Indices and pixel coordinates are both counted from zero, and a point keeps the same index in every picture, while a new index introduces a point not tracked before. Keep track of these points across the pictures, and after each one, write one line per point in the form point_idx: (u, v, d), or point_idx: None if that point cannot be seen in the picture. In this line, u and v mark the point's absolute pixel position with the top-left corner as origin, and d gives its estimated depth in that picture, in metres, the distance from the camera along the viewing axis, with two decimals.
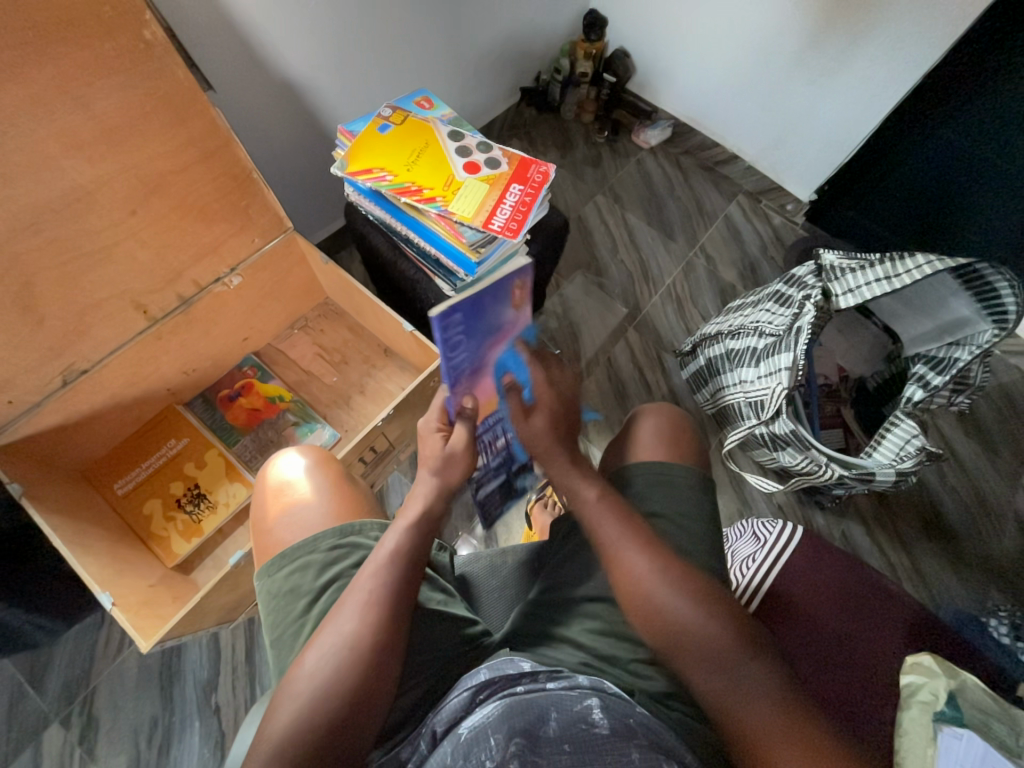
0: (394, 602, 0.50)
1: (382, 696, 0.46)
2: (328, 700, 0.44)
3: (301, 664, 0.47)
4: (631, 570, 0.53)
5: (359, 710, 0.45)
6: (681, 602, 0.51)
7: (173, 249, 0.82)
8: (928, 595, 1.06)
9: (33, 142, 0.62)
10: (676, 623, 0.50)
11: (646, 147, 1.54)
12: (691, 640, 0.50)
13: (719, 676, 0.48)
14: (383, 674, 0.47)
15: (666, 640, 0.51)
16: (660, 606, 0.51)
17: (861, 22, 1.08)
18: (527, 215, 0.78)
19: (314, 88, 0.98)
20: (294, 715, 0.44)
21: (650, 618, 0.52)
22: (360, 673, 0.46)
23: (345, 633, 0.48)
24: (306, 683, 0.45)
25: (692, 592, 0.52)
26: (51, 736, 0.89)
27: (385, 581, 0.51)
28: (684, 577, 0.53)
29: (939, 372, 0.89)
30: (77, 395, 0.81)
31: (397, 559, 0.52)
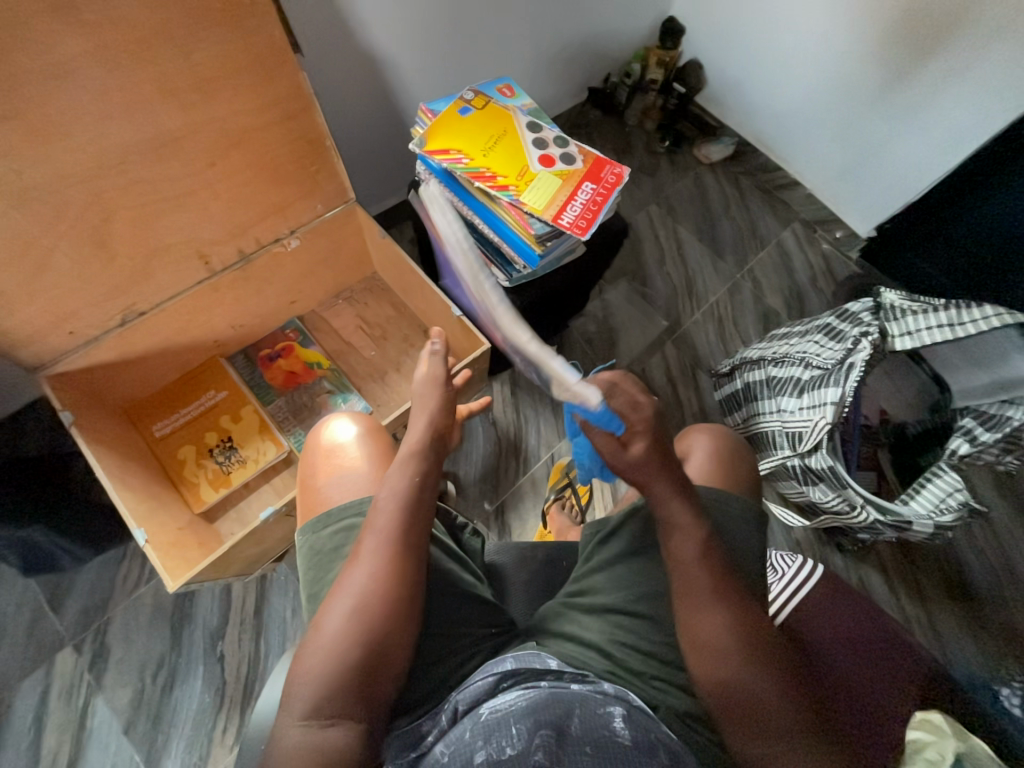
0: (397, 551, 0.50)
1: (399, 647, 0.48)
2: (344, 653, 0.46)
3: (318, 619, 0.48)
4: (707, 618, 0.52)
5: (376, 662, 0.46)
6: (746, 664, 0.50)
7: (242, 204, 0.83)
8: (940, 653, 1.04)
9: (131, 84, 0.63)
10: (741, 684, 0.50)
11: (706, 162, 1.52)
12: (752, 699, 0.49)
13: (770, 737, 0.49)
14: (393, 629, 0.47)
15: (727, 703, 0.50)
16: (724, 662, 0.50)
17: (954, 58, 1.04)
18: (596, 214, 0.77)
19: (392, 63, 0.98)
20: (316, 669, 0.45)
21: (714, 675, 0.51)
22: (374, 626, 0.47)
23: (358, 587, 0.48)
24: (324, 639, 0.46)
25: (755, 643, 0.51)
26: (63, 658, 0.92)
27: (388, 532, 0.51)
28: (756, 631, 0.52)
29: (988, 428, 0.86)
30: (132, 335, 0.84)
31: (394, 509, 0.52)
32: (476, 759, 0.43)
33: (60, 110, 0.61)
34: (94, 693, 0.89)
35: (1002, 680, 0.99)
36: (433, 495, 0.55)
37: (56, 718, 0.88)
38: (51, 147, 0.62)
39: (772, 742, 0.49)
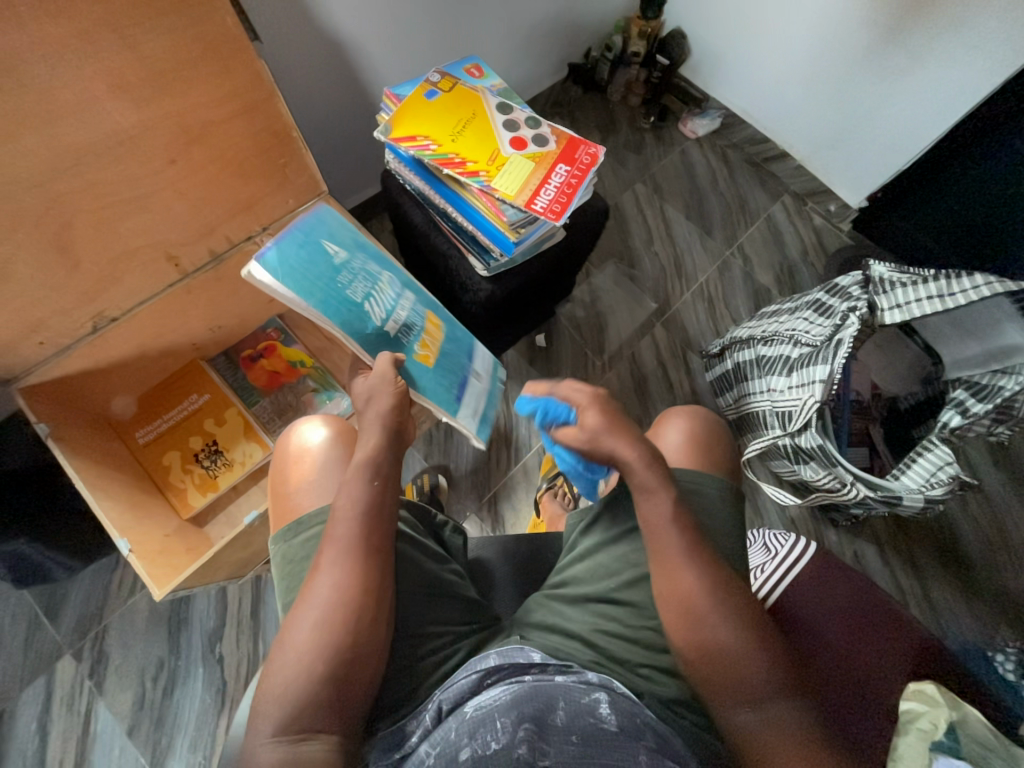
0: (358, 557, 0.50)
1: (368, 653, 0.48)
2: (312, 665, 0.46)
3: (284, 633, 0.48)
4: (682, 583, 0.53)
5: (345, 671, 0.46)
6: (723, 622, 0.51)
7: (208, 202, 0.81)
8: (935, 623, 1.04)
9: (77, 82, 0.61)
10: (718, 650, 0.51)
11: (692, 137, 1.48)
12: (731, 664, 0.50)
13: (752, 703, 0.49)
14: (360, 636, 0.48)
15: (706, 662, 0.51)
16: (698, 627, 0.52)
17: (943, 17, 1.00)
18: (571, 197, 0.75)
19: (358, 46, 0.94)
20: (283, 685, 0.45)
21: (693, 642, 0.52)
22: (340, 636, 0.47)
23: (321, 598, 0.48)
24: (291, 653, 0.46)
25: (731, 608, 0.52)
26: (63, 666, 0.92)
27: (349, 539, 0.50)
28: (730, 593, 0.53)
29: (980, 400, 0.84)
30: (106, 342, 0.82)
31: (352, 517, 0.51)
32: (461, 757, 0.42)
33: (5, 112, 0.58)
34: (95, 700, 0.90)
35: (996, 646, 1.00)
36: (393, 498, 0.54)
37: (59, 724, 0.89)
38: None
39: (754, 708, 0.49)
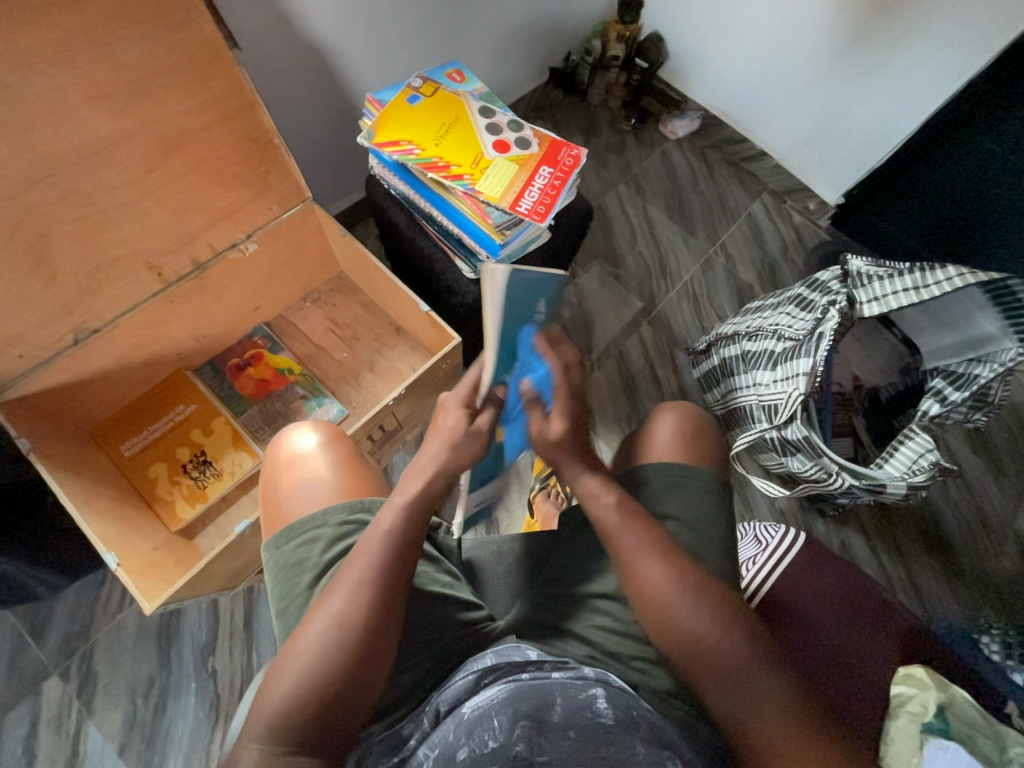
0: (382, 583, 0.49)
1: (372, 677, 0.47)
2: (317, 679, 0.45)
3: (293, 639, 0.48)
4: (648, 574, 0.53)
5: (345, 690, 0.46)
6: (695, 609, 0.51)
7: (189, 210, 0.80)
8: (922, 608, 1.07)
9: (50, 90, 0.60)
10: (693, 639, 0.50)
11: (672, 138, 1.51)
12: (708, 651, 0.50)
13: (734, 686, 0.49)
14: (372, 656, 0.47)
15: (682, 650, 0.51)
16: (671, 620, 0.51)
17: (907, 20, 1.04)
18: (555, 199, 0.76)
19: (338, 53, 0.94)
20: (285, 689, 0.45)
21: (668, 635, 0.51)
22: (347, 653, 0.46)
23: (335, 613, 0.48)
24: (297, 660, 0.46)
25: (702, 598, 0.52)
26: (49, 687, 0.90)
27: (377, 561, 0.50)
28: (702, 584, 0.53)
29: (957, 388, 0.88)
30: (87, 354, 0.81)
31: (388, 539, 0.50)
32: (459, 756, 0.42)
33: None
34: (84, 720, 0.88)
35: (981, 629, 1.02)
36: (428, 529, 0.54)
37: (47, 747, 0.87)
38: None
39: (738, 691, 0.49)
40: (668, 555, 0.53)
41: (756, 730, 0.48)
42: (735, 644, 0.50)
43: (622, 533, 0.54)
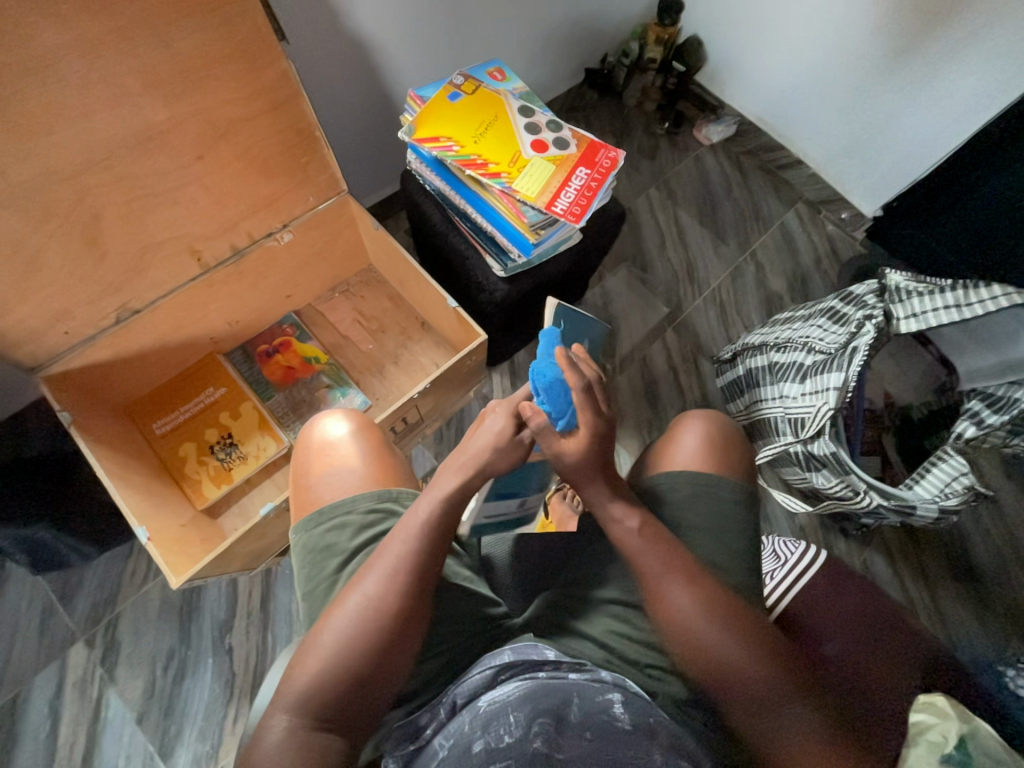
0: (417, 573, 0.50)
1: (399, 663, 0.48)
2: (352, 658, 0.47)
3: (327, 617, 0.49)
4: (660, 588, 0.54)
5: (374, 674, 0.47)
6: (706, 625, 0.52)
7: (232, 198, 0.82)
8: (945, 636, 1.03)
9: (111, 77, 0.62)
10: (712, 656, 0.51)
11: (707, 143, 1.49)
12: (726, 668, 0.50)
13: (752, 701, 0.49)
14: (403, 639, 0.48)
15: (696, 663, 0.52)
16: (689, 635, 0.52)
17: (962, 28, 1.01)
18: (591, 200, 0.76)
19: (381, 48, 0.96)
20: (319, 664, 0.46)
21: (689, 650, 0.52)
22: (378, 639, 0.47)
23: (371, 596, 0.49)
24: (331, 637, 0.47)
25: (721, 615, 0.52)
26: (75, 652, 0.93)
27: (412, 552, 0.51)
28: (714, 598, 0.53)
29: (996, 410, 0.84)
30: (127, 333, 0.84)
31: (428, 531, 0.52)
32: (475, 748, 0.42)
33: (41, 105, 0.59)
34: (107, 686, 0.91)
35: (1007, 662, 0.99)
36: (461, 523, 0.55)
37: (70, 710, 0.90)
38: (34, 144, 0.61)
39: (756, 708, 0.49)
40: (692, 563, 0.53)
41: (771, 747, 0.48)
42: (754, 662, 0.50)
43: (655, 542, 0.54)
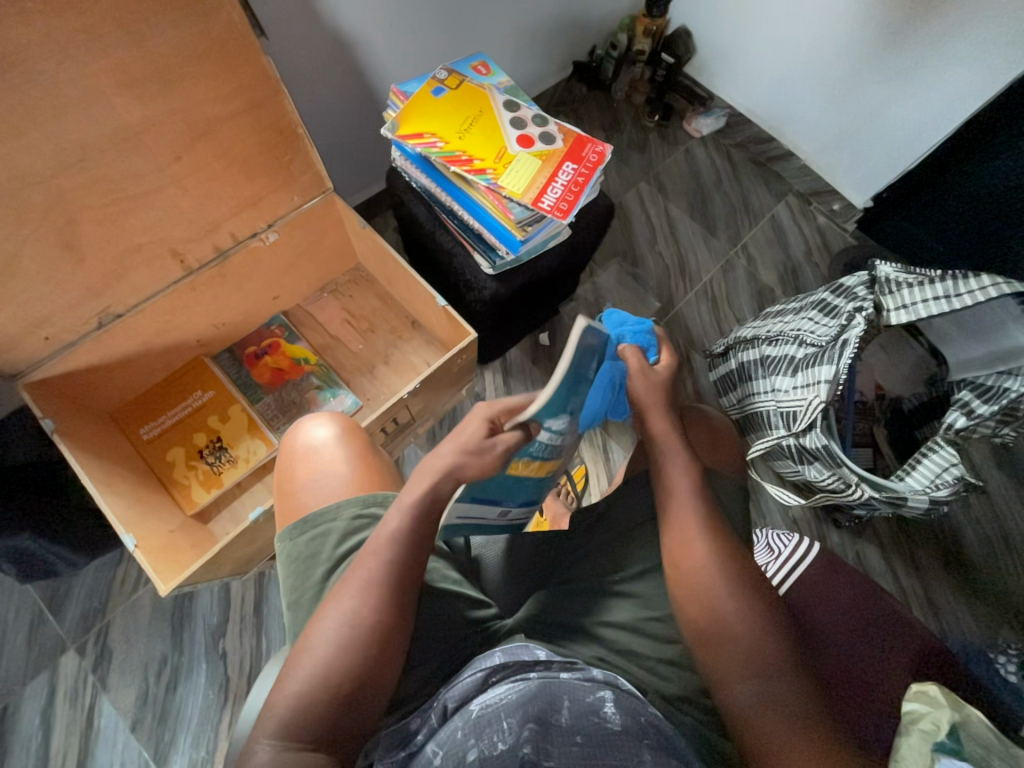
0: (396, 584, 0.50)
1: (385, 674, 0.48)
2: (332, 677, 0.46)
3: (307, 636, 0.49)
4: (687, 554, 0.54)
5: (362, 689, 0.46)
6: (727, 593, 0.52)
7: (213, 199, 0.81)
8: (937, 624, 1.04)
9: (83, 77, 0.60)
10: (724, 637, 0.51)
11: (697, 136, 1.48)
12: (737, 648, 0.50)
13: (754, 681, 0.49)
14: (384, 652, 0.48)
15: (707, 634, 0.51)
16: (714, 608, 0.51)
17: (952, 14, 1.00)
18: (578, 196, 0.75)
19: (363, 43, 0.94)
20: (300, 687, 0.45)
21: (702, 613, 0.52)
22: (362, 654, 0.47)
23: (348, 611, 0.48)
24: (312, 657, 0.47)
25: (748, 594, 0.52)
26: (66, 661, 0.93)
27: (388, 565, 0.50)
28: (737, 572, 0.53)
29: (985, 401, 0.84)
30: (111, 338, 0.82)
31: (400, 540, 0.51)
32: (469, 757, 0.42)
33: (10, 107, 0.58)
34: (99, 694, 0.91)
35: (998, 649, 1.00)
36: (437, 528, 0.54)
37: (63, 719, 0.90)
38: (4, 146, 0.60)
39: (759, 683, 0.49)
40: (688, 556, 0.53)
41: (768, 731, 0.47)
42: (768, 647, 0.50)
43: None
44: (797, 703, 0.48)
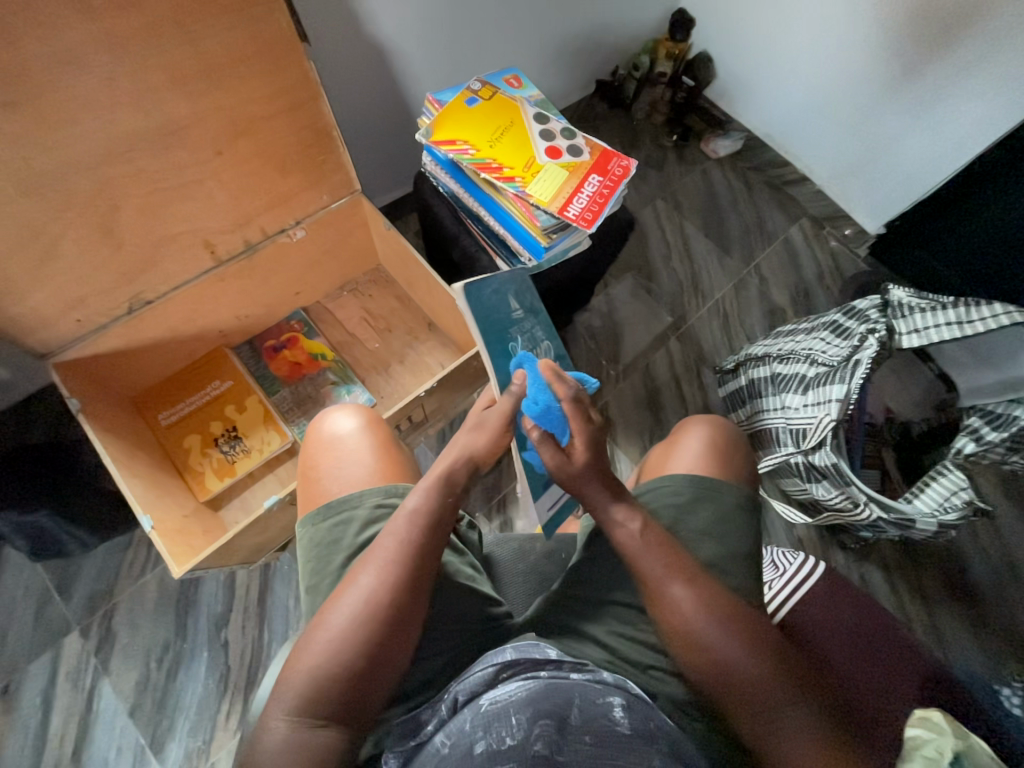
0: (411, 563, 0.50)
1: (393, 657, 0.48)
2: (348, 655, 0.46)
3: (322, 616, 0.49)
4: (677, 602, 0.52)
5: (370, 668, 0.47)
6: (722, 636, 0.51)
7: (248, 194, 0.83)
8: (941, 651, 1.03)
9: (138, 72, 0.63)
10: (728, 681, 0.50)
11: (714, 157, 1.51)
12: (742, 688, 0.50)
13: (765, 716, 0.49)
14: (400, 631, 0.48)
15: (710, 682, 0.51)
16: (711, 655, 0.51)
17: (970, 51, 1.03)
18: (603, 207, 0.77)
19: (398, 53, 0.97)
20: (317, 664, 0.46)
21: (697, 662, 0.51)
22: (372, 630, 0.47)
23: (364, 591, 0.49)
24: (327, 634, 0.47)
25: (741, 632, 0.51)
26: (70, 642, 0.93)
27: (406, 543, 0.51)
28: (729, 615, 0.52)
29: (995, 427, 0.84)
30: (139, 324, 0.85)
31: (418, 520, 0.52)
32: (477, 748, 0.43)
33: (67, 96, 0.60)
34: (100, 677, 0.91)
35: (1003, 681, 0.99)
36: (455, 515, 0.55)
37: (63, 700, 0.90)
38: (58, 133, 0.62)
39: (768, 720, 0.48)
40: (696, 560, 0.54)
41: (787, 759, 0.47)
42: (773, 679, 0.50)
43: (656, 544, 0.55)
44: (812, 732, 0.48)
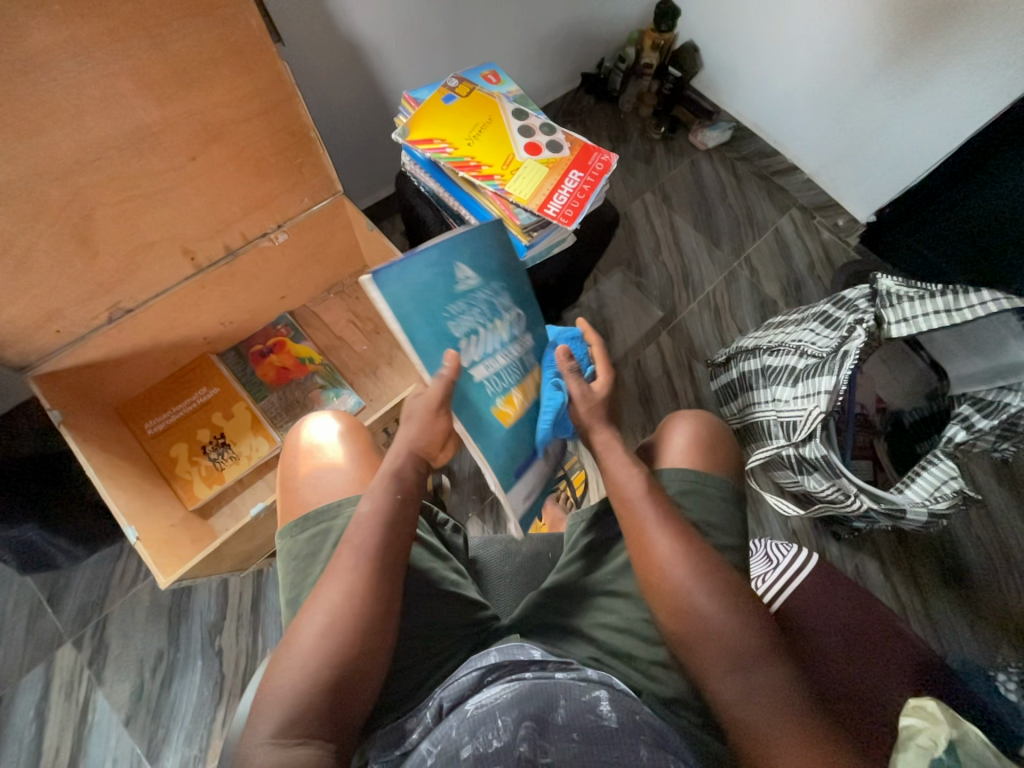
0: (374, 569, 0.51)
1: (370, 664, 0.48)
2: (318, 668, 0.46)
3: (291, 633, 0.49)
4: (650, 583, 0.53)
5: (348, 678, 0.47)
6: (699, 590, 0.52)
7: (226, 199, 0.82)
8: (936, 640, 1.04)
9: (104, 77, 0.62)
10: (700, 632, 0.51)
11: (702, 149, 1.50)
12: (715, 641, 0.50)
13: (736, 675, 0.49)
14: (371, 637, 0.49)
15: (684, 632, 0.51)
16: (684, 608, 0.52)
17: (950, 40, 1.03)
18: (583, 203, 0.76)
19: (376, 51, 0.96)
20: (290, 679, 0.46)
21: (672, 614, 0.52)
22: (348, 640, 0.48)
23: (332, 602, 0.49)
24: (296, 650, 0.47)
25: (717, 586, 0.52)
26: (62, 654, 0.93)
27: (364, 549, 0.52)
28: (710, 569, 0.53)
29: (985, 415, 0.84)
30: (120, 333, 0.84)
31: (369, 523, 0.53)
32: (462, 754, 0.42)
33: (32, 104, 0.59)
34: (93, 688, 0.91)
35: (998, 667, 0.99)
36: (414, 511, 0.56)
37: (57, 712, 0.89)
38: (25, 142, 0.61)
39: (739, 673, 0.49)
40: (670, 554, 0.53)
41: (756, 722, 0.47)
42: (744, 636, 0.50)
43: (644, 546, 0.54)
44: (782, 697, 0.48)
